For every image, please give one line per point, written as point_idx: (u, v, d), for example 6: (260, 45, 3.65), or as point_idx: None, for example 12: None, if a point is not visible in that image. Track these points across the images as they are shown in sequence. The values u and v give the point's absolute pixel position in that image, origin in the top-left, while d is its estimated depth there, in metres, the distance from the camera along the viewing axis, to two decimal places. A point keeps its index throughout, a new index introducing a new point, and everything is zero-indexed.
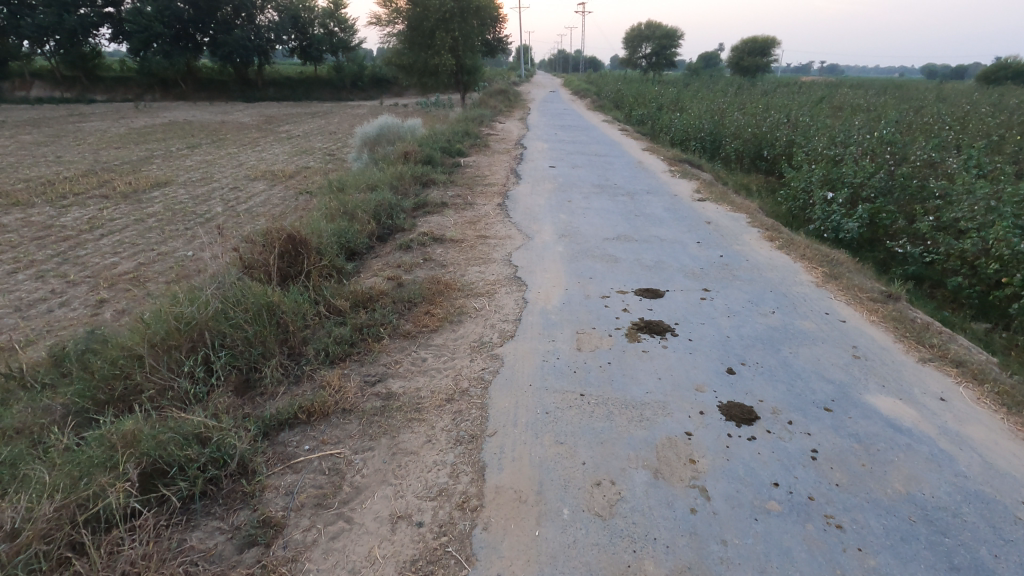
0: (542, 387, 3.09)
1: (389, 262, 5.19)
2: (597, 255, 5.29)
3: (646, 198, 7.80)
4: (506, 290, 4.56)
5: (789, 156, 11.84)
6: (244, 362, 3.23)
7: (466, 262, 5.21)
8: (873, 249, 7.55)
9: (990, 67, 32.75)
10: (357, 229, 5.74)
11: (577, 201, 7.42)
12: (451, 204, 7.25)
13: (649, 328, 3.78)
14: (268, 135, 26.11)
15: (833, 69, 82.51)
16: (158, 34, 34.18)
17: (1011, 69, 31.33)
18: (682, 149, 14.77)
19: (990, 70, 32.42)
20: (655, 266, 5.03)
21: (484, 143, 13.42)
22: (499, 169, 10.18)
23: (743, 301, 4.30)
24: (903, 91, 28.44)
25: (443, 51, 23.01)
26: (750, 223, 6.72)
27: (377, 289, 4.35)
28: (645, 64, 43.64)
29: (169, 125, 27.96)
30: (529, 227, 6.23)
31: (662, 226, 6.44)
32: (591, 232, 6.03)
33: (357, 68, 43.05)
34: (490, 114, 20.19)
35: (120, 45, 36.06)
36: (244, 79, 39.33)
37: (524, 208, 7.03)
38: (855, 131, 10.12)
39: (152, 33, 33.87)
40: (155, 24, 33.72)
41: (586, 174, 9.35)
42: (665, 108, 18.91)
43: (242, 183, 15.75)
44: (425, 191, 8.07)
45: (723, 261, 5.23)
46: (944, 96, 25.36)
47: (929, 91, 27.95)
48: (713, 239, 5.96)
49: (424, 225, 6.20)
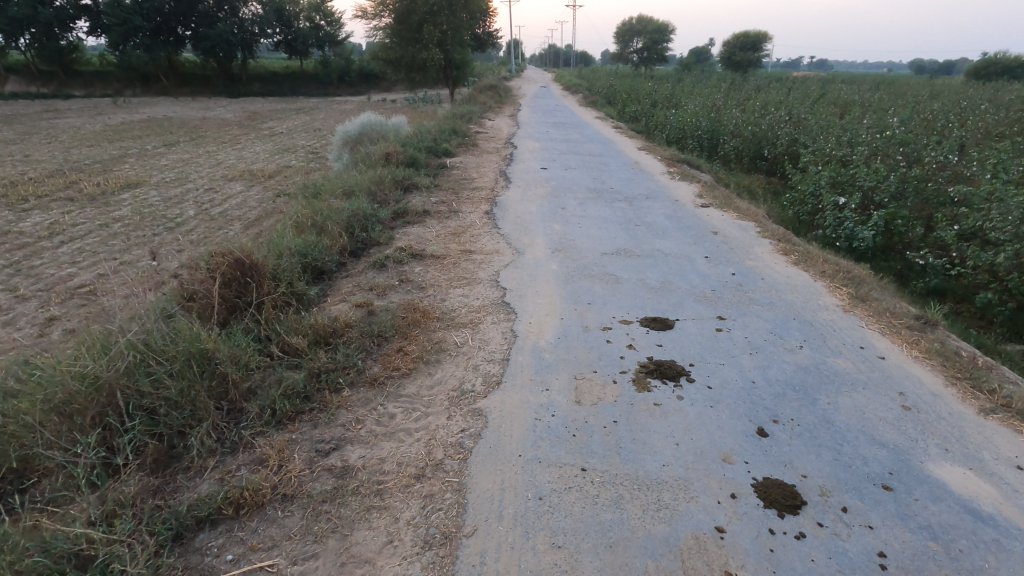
0: (535, 459, 2.51)
1: (360, 284, 4.59)
2: (595, 275, 4.71)
3: (646, 204, 7.23)
4: (492, 320, 3.96)
5: (791, 156, 11.32)
6: (167, 428, 2.62)
7: (447, 284, 4.62)
8: (889, 259, 7.04)
9: (982, 63, 32.41)
10: (326, 244, 5.13)
11: (572, 207, 6.84)
12: (434, 212, 6.65)
13: (660, 371, 3.20)
14: (250, 132, 25.25)
15: (823, 64, 82.37)
16: (137, 27, 33.17)
17: (1003, 65, 31.05)
18: (678, 147, 14.22)
19: (981, 65, 32.12)
20: (661, 288, 4.46)
21: (473, 143, 12.79)
22: (487, 171, 9.58)
23: (765, 333, 3.74)
24: (896, 87, 28.07)
25: (431, 45, 22.26)
26: (760, 233, 6.17)
27: (343, 322, 3.75)
28: (637, 59, 42.98)
29: (147, 121, 27.03)
30: (519, 239, 5.64)
31: (666, 237, 5.88)
32: (588, 245, 5.45)
33: (344, 63, 42.15)
34: (479, 110, 19.56)
35: (98, 38, 34.88)
36: (227, 74, 38.27)
37: (514, 216, 6.44)
38: (862, 131, 9.62)
39: (131, 26, 32.87)
40: (133, 17, 32.61)
41: (581, 177, 8.77)
42: (659, 105, 18.32)
43: (218, 184, 15.01)
44: (407, 197, 7.45)
45: (736, 281, 4.68)
46: (940, 92, 25.00)
47: (922, 87, 27.63)
48: (722, 254, 5.41)
49: (403, 238, 5.60)
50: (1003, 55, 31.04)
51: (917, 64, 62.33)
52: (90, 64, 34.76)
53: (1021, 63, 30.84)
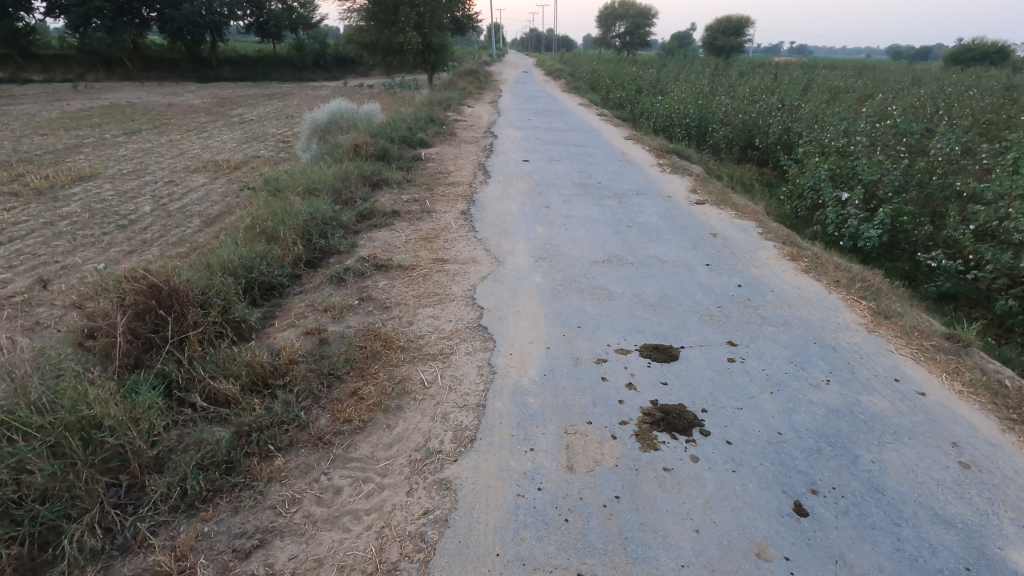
0: (519, 562, 1.94)
1: (315, 304, 3.96)
2: (585, 289, 4.14)
3: (636, 201, 6.68)
4: (466, 349, 3.38)
5: (784, 146, 10.85)
6: (32, 527, 2.00)
7: (415, 302, 4.01)
8: (894, 259, 6.61)
9: (959, 49, 32.29)
10: (276, 255, 4.49)
11: (557, 206, 6.25)
12: (404, 212, 6.01)
13: (667, 421, 2.64)
14: (217, 120, 24.03)
15: (802, 50, 82.40)
16: (98, 8, 31.56)
17: (980, 51, 30.97)
18: (665, 135, 13.67)
19: (958, 51, 32.02)
20: (660, 305, 3.90)
21: (451, 132, 12.06)
22: (465, 163, 8.94)
23: (784, 363, 3.21)
24: (879, 72, 27.81)
25: (407, 29, 21.31)
26: (762, 235, 5.65)
27: (287, 357, 3.15)
28: (619, 44, 42.26)
29: (108, 107, 25.67)
30: (499, 245, 5.04)
31: (661, 240, 5.33)
32: (575, 252, 4.88)
33: (319, 47, 40.75)
34: (459, 97, 18.79)
35: (56, 20, 33.08)
36: (195, 57, 36.59)
37: (493, 217, 5.84)
38: (858, 120, 9.16)
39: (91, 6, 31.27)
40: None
41: (566, 170, 8.18)
42: (644, 91, 17.70)
43: (179, 176, 14.05)
44: (376, 194, 6.80)
45: (743, 295, 4.14)
46: (922, 77, 24.79)
47: (905, 72, 27.42)
48: (723, 259, 4.88)
49: (368, 245, 4.96)
50: (980, 40, 30.97)
51: (894, 49, 62.57)
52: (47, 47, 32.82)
53: (997, 49, 30.82)
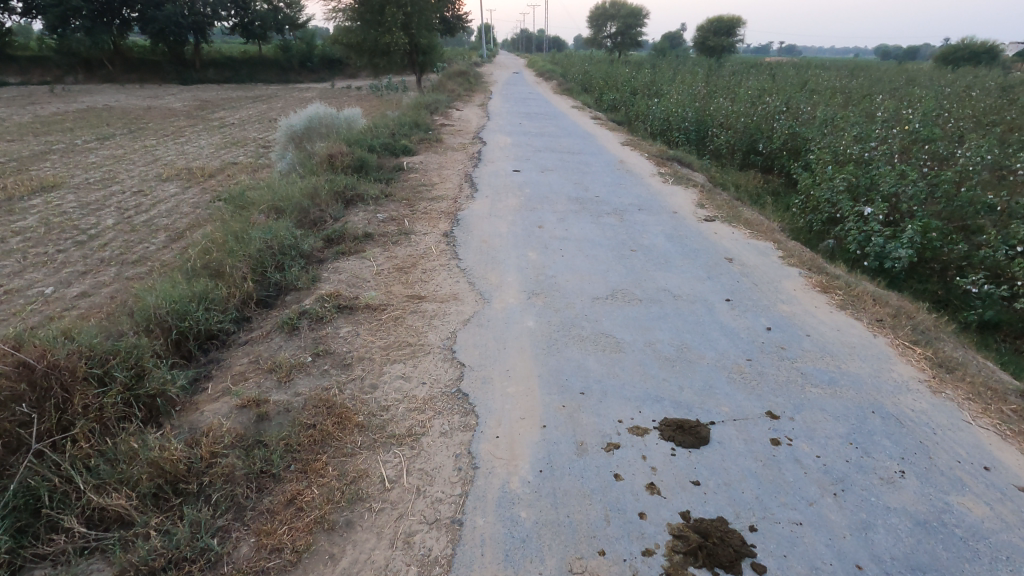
0: None
1: (261, 361, 3.26)
2: (586, 337, 3.46)
3: (639, 218, 6.03)
4: (440, 429, 2.68)
5: (790, 152, 10.26)
6: None
7: (382, 356, 3.31)
8: (924, 280, 6.01)
9: (951, 48, 31.95)
10: (219, 296, 3.77)
11: (551, 227, 5.58)
12: (380, 235, 5.32)
13: (706, 551, 1.97)
14: (197, 124, 23.16)
15: (792, 50, 82.38)
16: (76, 8, 30.58)
17: (969, 51, 30.72)
18: (662, 140, 13.05)
19: (949, 51, 31.69)
20: (679, 359, 3.23)
21: (437, 138, 11.38)
22: (451, 174, 8.27)
23: (841, 445, 2.55)
24: (871, 72, 27.47)
25: (394, 29, 20.60)
26: (783, 259, 5.00)
27: (208, 449, 2.44)
28: (610, 44, 41.66)
29: (83, 111, 24.72)
30: (485, 277, 4.36)
31: (670, 268, 4.66)
32: (575, 286, 4.20)
33: (306, 48, 39.90)
34: (447, 99, 18.09)
35: (33, 21, 32.06)
36: (178, 59, 35.60)
37: (479, 240, 5.16)
38: (871, 125, 8.58)
39: (69, 7, 30.29)
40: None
41: (561, 182, 7.52)
42: (639, 94, 17.07)
43: (148, 185, 13.23)
44: (349, 212, 6.12)
45: (775, 343, 3.48)
46: (916, 78, 24.44)
47: (898, 72, 27.14)
48: (743, 292, 4.23)
49: (332, 278, 4.26)
50: (969, 39, 30.71)
51: (883, 48, 62.65)
52: (25, 49, 31.65)
53: (985, 49, 30.58)
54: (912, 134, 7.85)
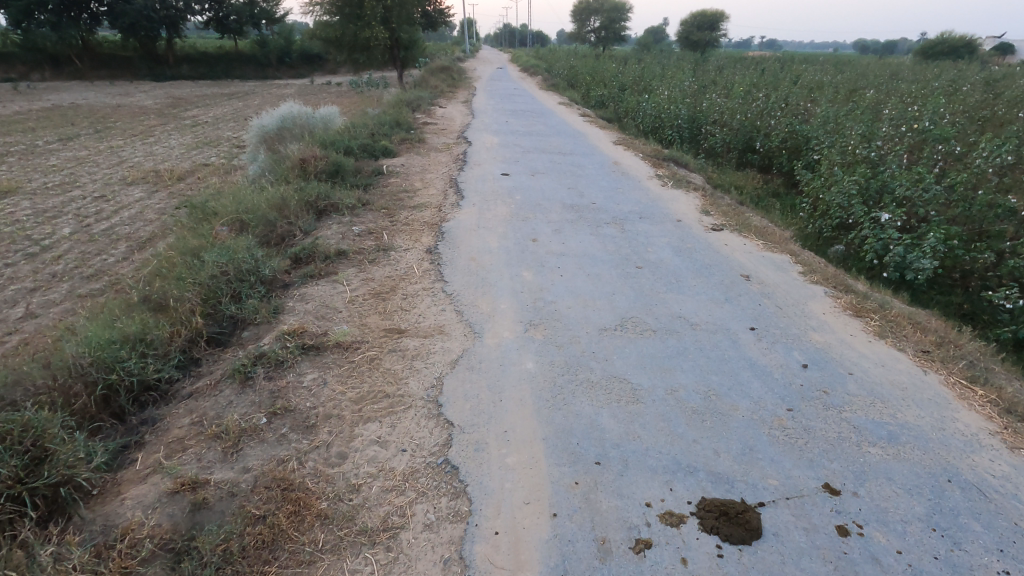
0: None
1: (205, 424, 2.68)
2: (597, 383, 2.93)
3: (641, 228, 5.51)
4: (423, 520, 2.14)
5: (789, 151, 9.83)
6: None
7: (354, 413, 2.76)
8: (947, 292, 5.61)
9: (930, 42, 32.02)
10: (159, 337, 3.19)
11: (547, 240, 5.04)
12: (355, 253, 4.75)
13: None
14: (168, 122, 22.18)
15: (772, 44, 82.69)
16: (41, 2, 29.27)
17: (948, 44, 30.76)
18: (654, 137, 12.57)
19: (929, 45, 31.76)
20: (710, 411, 2.72)
21: (419, 137, 10.79)
22: (434, 178, 7.70)
23: (924, 534, 2.06)
24: (855, 66, 27.32)
25: (374, 23, 19.87)
26: (804, 275, 4.53)
27: (118, 567, 1.90)
28: (594, 39, 41.20)
29: (48, 109, 23.59)
30: (475, 305, 3.80)
31: (682, 288, 4.16)
32: (578, 314, 3.67)
33: (284, 43, 38.85)
34: (429, 96, 17.47)
35: None
36: (150, 54, 34.31)
37: (467, 258, 4.59)
38: (875, 123, 8.18)
39: None
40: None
41: (553, 186, 6.98)
42: (627, 89, 16.56)
43: (111, 190, 12.41)
44: (321, 224, 5.53)
45: (815, 385, 2.98)
46: (899, 71, 24.28)
47: (881, 66, 27.05)
48: (768, 319, 3.74)
49: (297, 309, 3.68)
50: (949, 33, 30.77)
51: (862, 42, 63.01)
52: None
53: (965, 43, 30.64)
54: (922, 132, 7.46)
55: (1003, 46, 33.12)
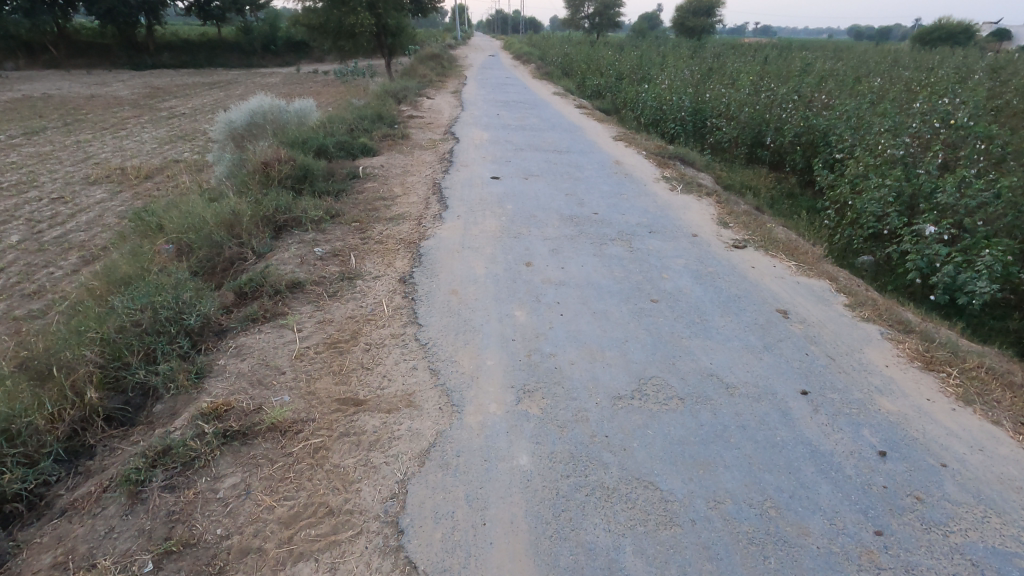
0: None
1: (69, 568, 1.92)
2: (615, 490, 2.18)
3: (651, 247, 4.75)
4: None
5: (804, 147, 9.09)
6: None
7: (281, 545, 1.99)
8: (1001, 317, 4.90)
9: (928, 28, 31.15)
10: (33, 425, 2.41)
11: (543, 265, 4.27)
12: (314, 283, 3.96)
13: None
14: (143, 114, 21.09)
15: (766, 31, 81.63)
16: None
17: (945, 30, 29.97)
18: (655, 131, 11.77)
19: (927, 31, 30.89)
20: (773, 542, 1.98)
21: (404, 133, 9.95)
22: (416, 181, 6.90)
23: None
24: (853, 53, 26.54)
25: (359, 9, 18.83)
26: (852, 308, 3.79)
27: None
28: (588, 26, 40.13)
29: (17, 101, 22.40)
30: (454, 361, 3.03)
31: (709, 331, 3.41)
32: (585, 374, 2.91)
33: (269, 30, 37.57)
34: (416, 86, 16.54)
35: None
36: (129, 42, 32.97)
37: (447, 290, 3.82)
38: (903, 118, 7.43)
39: None
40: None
41: (549, 192, 6.20)
42: (625, 79, 15.71)
43: (71, 190, 11.49)
44: (279, 243, 4.74)
45: (903, 488, 2.25)
46: (900, 59, 23.49)
47: (880, 53, 26.29)
48: (821, 376, 2.99)
49: (228, 370, 2.89)
50: (945, 19, 29.99)
51: (855, 29, 62.24)
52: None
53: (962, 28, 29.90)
54: (958, 129, 6.72)
55: (1000, 30, 32.28)
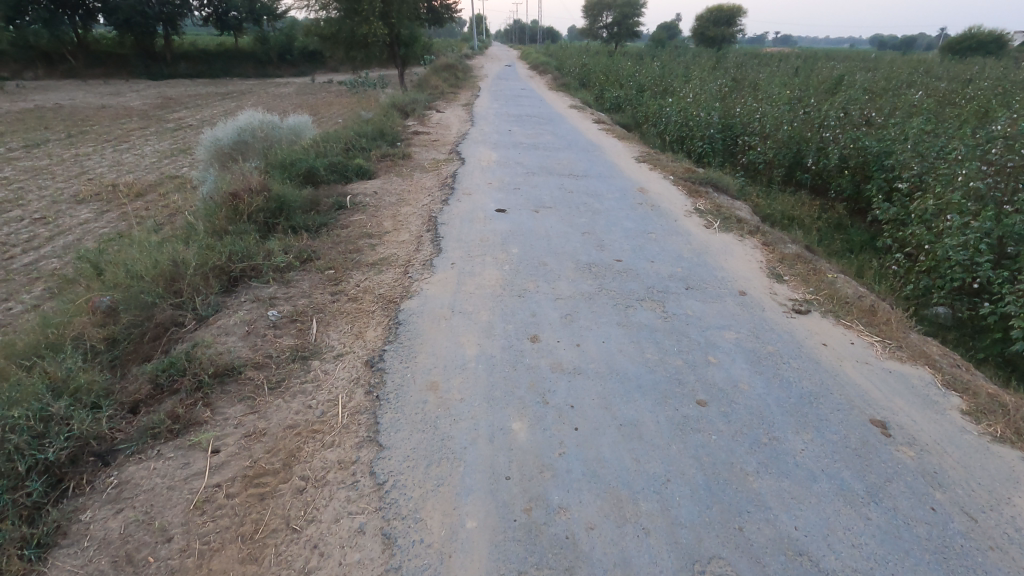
0: None
1: None
2: None
3: (690, 311, 3.78)
4: None
5: (852, 171, 8.05)
6: None
7: None
8: None
9: (957, 37, 29.62)
10: None
11: (553, 341, 3.33)
12: (256, 368, 3.06)
13: None
14: (150, 126, 20.63)
15: (786, 40, 80.31)
16: None
17: (976, 39, 28.47)
18: (680, 149, 10.78)
19: (955, 40, 29.36)
20: None
21: (405, 151, 9.12)
22: (410, 213, 6.01)
23: None
24: (881, 64, 25.21)
25: (371, 18, 18.14)
26: (975, 418, 2.76)
27: None
28: (606, 35, 39.29)
29: (27, 111, 22.08)
30: (419, 519, 2.09)
31: (784, 461, 2.43)
32: (611, 553, 1.95)
33: (285, 39, 37.35)
34: (427, 98, 15.79)
35: None
36: (147, 51, 32.85)
37: (424, 384, 2.88)
38: (977, 142, 6.37)
39: None
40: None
41: (563, 230, 5.27)
42: (646, 91, 14.75)
43: (57, 209, 10.83)
44: (228, 301, 3.86)
45: None
46: (933, 68, 22.26)
47: (909, 62, 24.96)
48: (966, 557, 2.00)
49: (88, 540, 2.00)
50: (976, 29, 28.51)
51: (878, 38, 60.53)
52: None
53: (995, 38, 28.37)
54: None
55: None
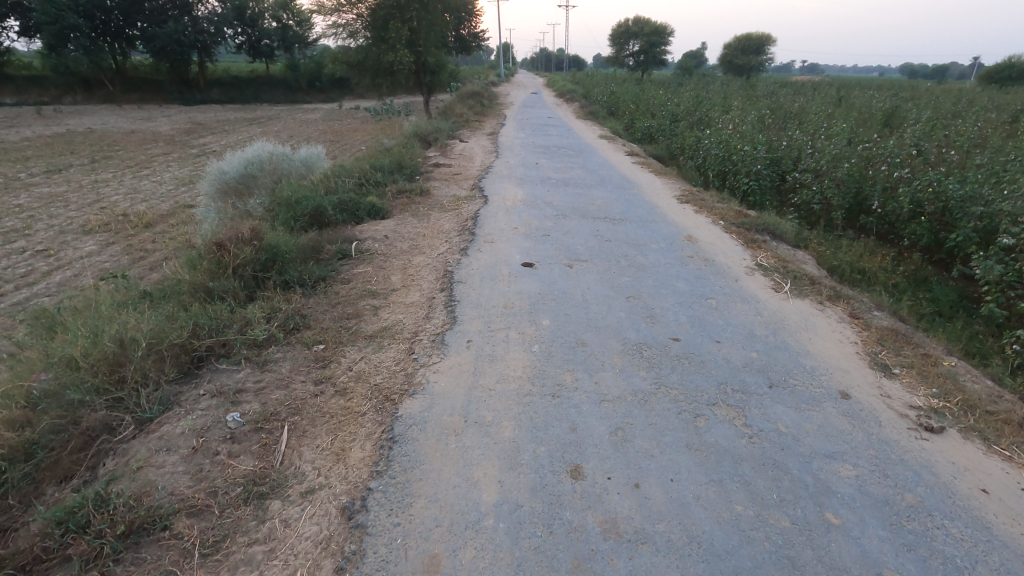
0: None
1: None
2: None
3: (781, 425, 2.84)
4: None
5: (930, 216, 7.00)
6: None
7: None
8: None
9: (995, 66, 28.23)
10: None
11: (603, 479, 2.41)
12: (189, 516, 2.22)
13: None
14: (174, 152, 20.46)
15: (813, 67, 79.33)
16: (74, 26, 27.53)
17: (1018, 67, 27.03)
18: (722, 185, 9.84)
19: (994, 69, 27.91)
20: None
21: (424, 186, 8.40)
22: (423, 264, 5.19)
23: None
24: (920, 93, 24.05)
25: (398, 46, 17.72)
26: None
27: None
28: (633, 63, 38.87)
29: (57, 137, 22.15)
30: None
31: None
32: None
33: (314, 66, 37.74)
34: (451, 126, 15.22)
35: (32, 43, 29.18)
36: (180, 78, 33.29)
37: (420, 560, 1.99)
38: None
39: (65, 25, 27.17)
40: (68, 14, 26.95)
41: (603, 295, 4.38)
42: (680, 121, 13.92)
43: (62, 241, 10.32)
44: (181, 394, 3.05)
45: None
46: (979, 98, 20.99)
47: (948, 92, 23.79)
48: None
49: None
50: (1016, 57, 27.07)
51: (910, 66, 59.01)
52: (21, 65, 29.33)
53: None
54: None
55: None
